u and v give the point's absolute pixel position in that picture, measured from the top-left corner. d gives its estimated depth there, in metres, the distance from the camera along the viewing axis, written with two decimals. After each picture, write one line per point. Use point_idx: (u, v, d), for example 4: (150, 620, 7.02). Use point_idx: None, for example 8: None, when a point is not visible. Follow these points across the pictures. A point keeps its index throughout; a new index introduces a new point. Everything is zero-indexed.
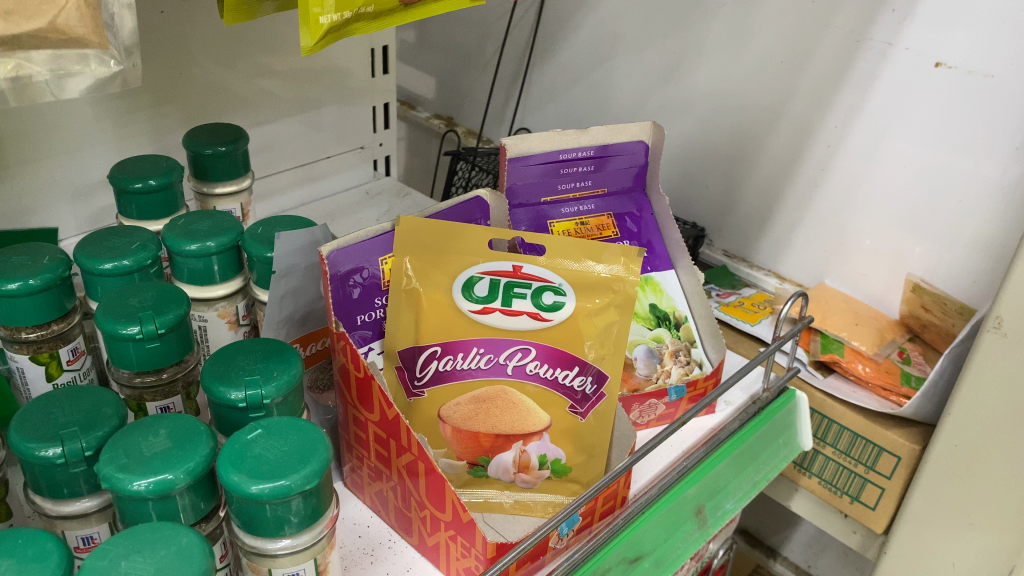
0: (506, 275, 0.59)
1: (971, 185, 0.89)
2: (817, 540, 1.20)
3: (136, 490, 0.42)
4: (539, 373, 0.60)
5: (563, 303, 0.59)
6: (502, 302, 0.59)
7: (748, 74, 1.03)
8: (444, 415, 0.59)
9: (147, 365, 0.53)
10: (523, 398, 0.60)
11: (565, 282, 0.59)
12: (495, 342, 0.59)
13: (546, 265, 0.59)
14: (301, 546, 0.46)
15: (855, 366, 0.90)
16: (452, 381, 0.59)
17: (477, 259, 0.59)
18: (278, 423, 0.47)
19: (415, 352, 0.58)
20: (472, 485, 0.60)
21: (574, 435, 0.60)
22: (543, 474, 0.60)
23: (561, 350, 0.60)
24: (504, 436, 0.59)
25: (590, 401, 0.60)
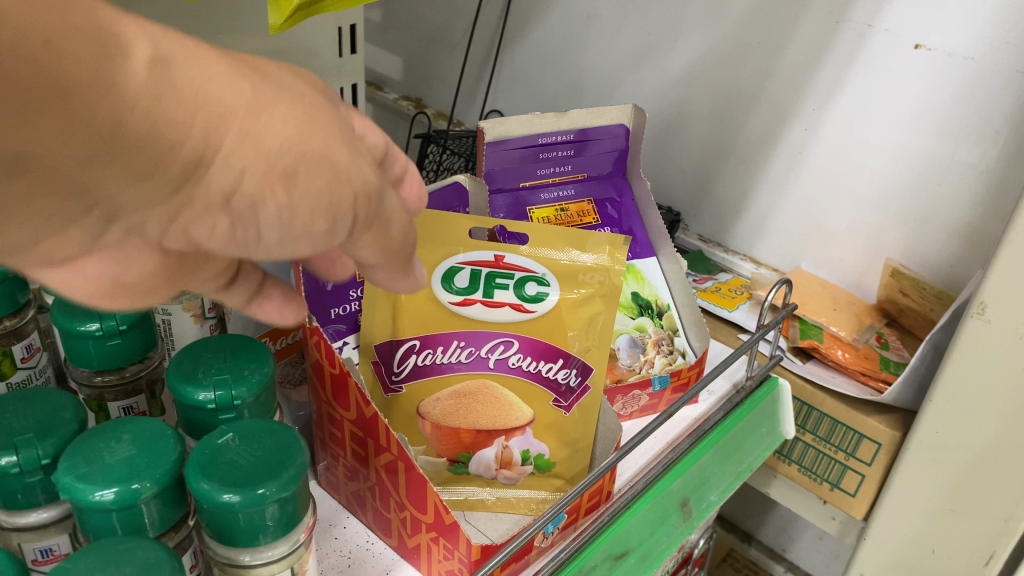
0: (487, 265, 0.57)
1: (949, 170, 0.89)
2: (790, 524, 1.20)
3: (98, 501, 0.40)
4: (522, 366, 0.58)
5: (546, 294, 0.58)
6: (483, 293, 0.57)
7: (726, 56, 1.01)
8: (423, 411, 0.56)
9: (109, 363, 0.52)
10: (506, 392, 0.58)
11: (548, 272, 0.58)
12: (476, 334, 0.57)
13: (528, 255, 0.58)
14: (276, 557, 0.43)
15: (834, 352, 0.88)
16: (431, 376, 0.57)
17: (456, 249, 0.57)
18: (251, 426, 0.45)
19: (393, 346, 0.56)
20: (452, 483, 0.58)
21: (558, 430, 0.58)
22: (526, 470, 0.58)
23: (545, 342, 0.58)
24: (485, 431, 0.57)
25: (575, 394, 0.58)
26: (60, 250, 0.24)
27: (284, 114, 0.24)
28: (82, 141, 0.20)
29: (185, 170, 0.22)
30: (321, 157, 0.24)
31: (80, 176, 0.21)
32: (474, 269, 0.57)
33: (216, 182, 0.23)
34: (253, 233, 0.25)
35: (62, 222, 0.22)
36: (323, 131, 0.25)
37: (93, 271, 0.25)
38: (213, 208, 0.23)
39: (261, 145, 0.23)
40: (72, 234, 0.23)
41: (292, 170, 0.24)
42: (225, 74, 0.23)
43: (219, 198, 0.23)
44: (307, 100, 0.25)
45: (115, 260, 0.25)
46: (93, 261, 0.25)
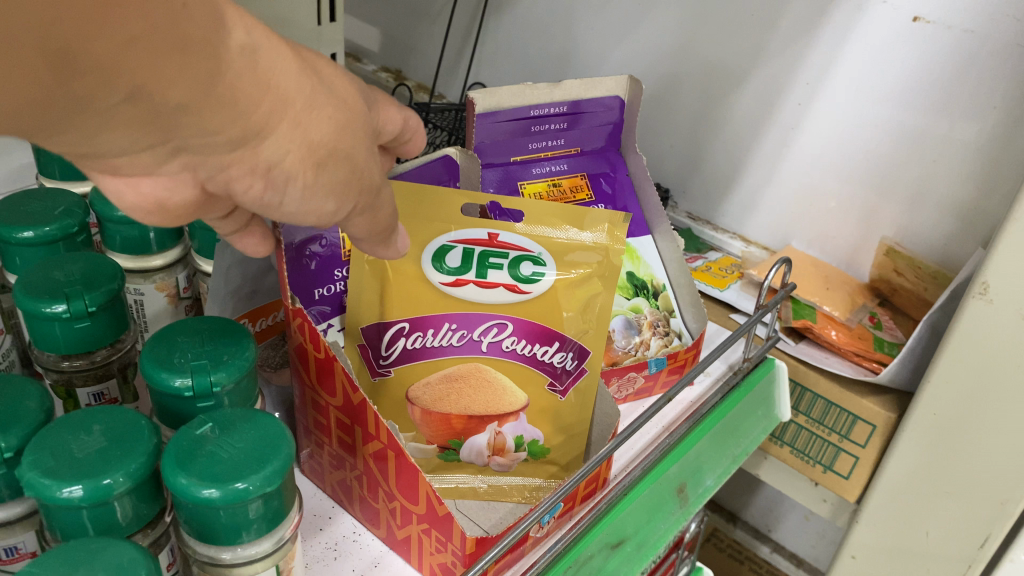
0: (481, 244, 0.54)
1: (946, 147, 0.87)
2: (778, 505, 1.20)
3: (66, 498, 0.37)
4: (517, 350, 0.55)
5: (543, 274, 0.55)
6: (476, 273, 0.54)
7: (716, 29, 0.98)
8: (412, 396, 0.54)
9: (77, 347, 0.49)
10: (499, 376, 0.55)
11: (544, 251, 0.55)
12: (468, 316, 0.54)
13: (523, 234, 0.55)
14: (259, 555, 0.41)
15: (828, 332, 0.87)
16: (421, 360, 0.54)
17: (448, 227, 0.54)
18: (231, 415, 0.42)
19: (381, 328, 0.53)
20: (441, 471, 0.55)
21: (554, 415, 0.56)
22: (519, 456, 0.56)
23: (541, 324, 0.55)
24: (477, 417, 0.54)
25: (571, 377, 0.56)
26: (126, 165, 0.28)
27: (330, 114, 0.30)
28: (185, 86, 0.25)
29: (246, 132, 0.28)
30: (347, 155, 0.31)
31: (169, 116, 0.26)
32: (467, 248, 0.54)
33: (266, 151, 0.29)
34: (277, 199, 0.30)
35: (138, 145, 0.27)
36: (355, 132, 0.31)
37: (148, 190, 0.29)
38: (255, 171, 0.29)
39: (307, 134, 0.29)
40: (142, 156, 0.27)
41: (324, 158, 0.30)
42: (296, 68, 0.29)
43: (263, 165, 0.29)
44: (351, 108, 0.32)
45: (164, 185, 0.29)
46: (148, 182, 0.29)
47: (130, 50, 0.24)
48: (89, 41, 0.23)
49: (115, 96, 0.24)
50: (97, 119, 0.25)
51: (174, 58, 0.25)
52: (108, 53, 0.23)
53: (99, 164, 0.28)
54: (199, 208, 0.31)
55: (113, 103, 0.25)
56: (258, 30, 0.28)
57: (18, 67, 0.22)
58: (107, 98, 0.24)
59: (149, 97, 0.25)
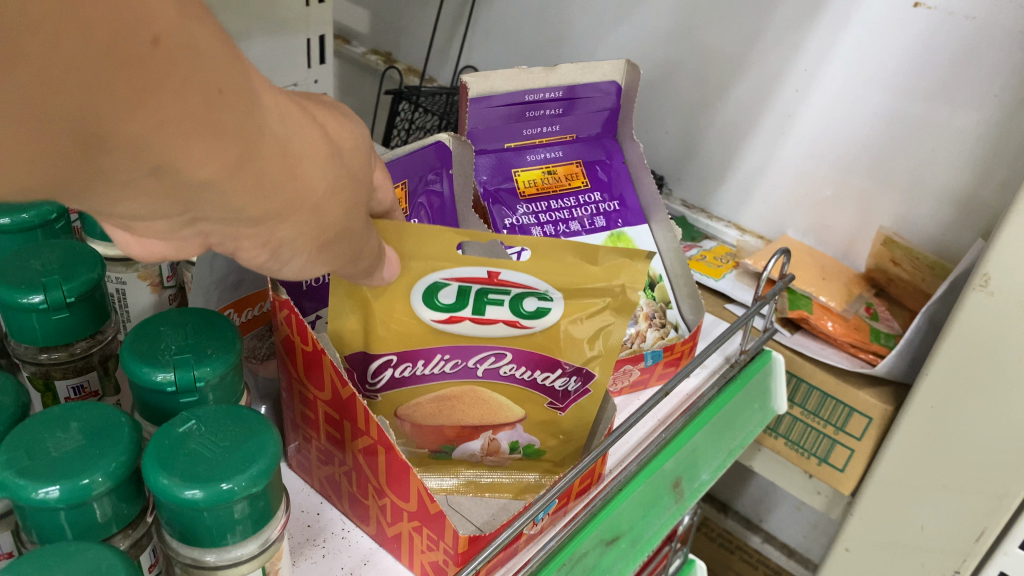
0: (479, 282, 0.48)
1: (945, 136, 0.85)
2: (769, 494, 1.20)
3: (42, 499, 0.35)
4: (515, 374, 0.52)
5: (547, 308, 0.50)
6: (473, 309, 0.49)
7: (713, 16, 0.97)
8: (402, 413, 0.53)
9: (55, 339, 0.47)
10: (495, 396, 0.53)
11: (551, 288, 0.49)
12: (461, 348, 0.51)
13: (528, 273, 0.48)
14: (245, 557, 0.39)
15: (824, 323, 0.85)
16: (412, 386, 0.52)
17: (443, 266, 0.47)
18: (214, 413, 0.40)
19: (367, 358, 0.51)
20: (435, 468, 0.56)
21: (551, 425, 0.54)
22: (514, 456, 0.55)
23: (542, 353, 0.52)
24: (470, 428, 0.53)
25: (572, 398, 0.53)
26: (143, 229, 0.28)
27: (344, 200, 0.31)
28: (214, 166, 0.25)
29: (266, 214, 0.28)
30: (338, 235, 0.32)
31: (193, 192, 0.26)
32: (462, 284, 0.49)
33: (282, 233, 0.29)
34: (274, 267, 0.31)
35: (157, 214, 0.27)
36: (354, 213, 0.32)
37: (155, 248, 0.29)
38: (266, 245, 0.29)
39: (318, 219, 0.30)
40: (158, 224, 0.27)
41: (330, 239, 0.31)
42: (323, 159, 0.29)
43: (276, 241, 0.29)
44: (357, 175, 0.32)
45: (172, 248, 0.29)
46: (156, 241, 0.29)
47: (164, 131, 0.24)
48: (121, 125, 0.23)
49: (138, 171, 0.24)
50: (115, 188, 0.25)
51: (206, 140, 0.25)
52: (139, 133, 0.23)
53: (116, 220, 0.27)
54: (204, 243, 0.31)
55: (135, 176, 0.25)
56: (289, 114, 0.28)
57: (43, 141, 0.22)
58: (131, 172, 0.24)
59: (175, 175, 0.25)
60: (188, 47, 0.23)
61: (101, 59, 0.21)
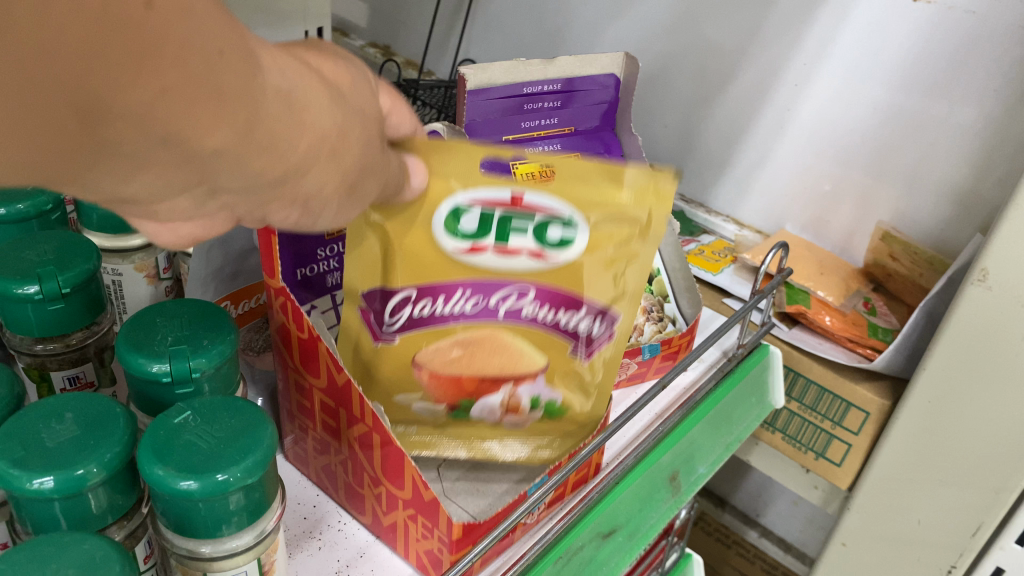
0: (502, 206, 0.43)
1: (944, 131, 0.85)
2: (766, 489, 1.21)
3: (37, 490, 0.35)
4: (539, 316, 0.48)
5: (573, 239, 0.45)
6: (495, 238, 0.44)
7: (713, 9, 0.96)
8: (418, 360, 0.48)
9: (51, 330, 0.47)
10: (517, 341, 0.48)
11: (579, 213, 0.44)
12: (484, 284, 0.46)
13: (555, 195, 0.43)
14: (240, 548, 0.39)
15: (821, 317, 0.85)
16: (429, 327, 0.47)
17: (462, 186, 0.42)
18: (209, 404, 0.40)
19: (383, 293, 0.46)
20: (449, 425, 0.51)
21: (574, 374, 0.50)
22: (535, 415, 0.51)
23: (566, 289, 0.47)
24: (490, 380, 0.49)
25: (597, 343, 0.49)
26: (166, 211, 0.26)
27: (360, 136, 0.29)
28: (223, 131, 0.23)
29: (285, 172, 0.26)
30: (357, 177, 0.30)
31: (205, 161, 0.24)
32: (484, 208, 0.43)
33: (305, 186, 0.27)
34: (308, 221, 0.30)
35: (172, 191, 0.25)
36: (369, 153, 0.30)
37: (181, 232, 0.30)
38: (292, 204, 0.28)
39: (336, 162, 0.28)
40: (177, 202, 0.26)
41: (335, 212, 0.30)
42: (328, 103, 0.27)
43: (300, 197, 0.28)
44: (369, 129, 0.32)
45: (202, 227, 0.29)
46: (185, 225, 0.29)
47: (166, 100, 0.22)
48: (122, 93, 0.21)
49: (146, 143, 0.22)
50: (126, 163, 0.23)
51: (210, 104, 0.23)
52: (140, 102, 0.21)
53: (139, 209, 0.26)
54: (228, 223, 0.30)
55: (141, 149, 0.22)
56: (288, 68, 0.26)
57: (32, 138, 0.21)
58: (136, 144, 0.22)
59: (185, 143, 0.23)
60: (184, 9, 0.22)
61: (98, 24, 0.20)
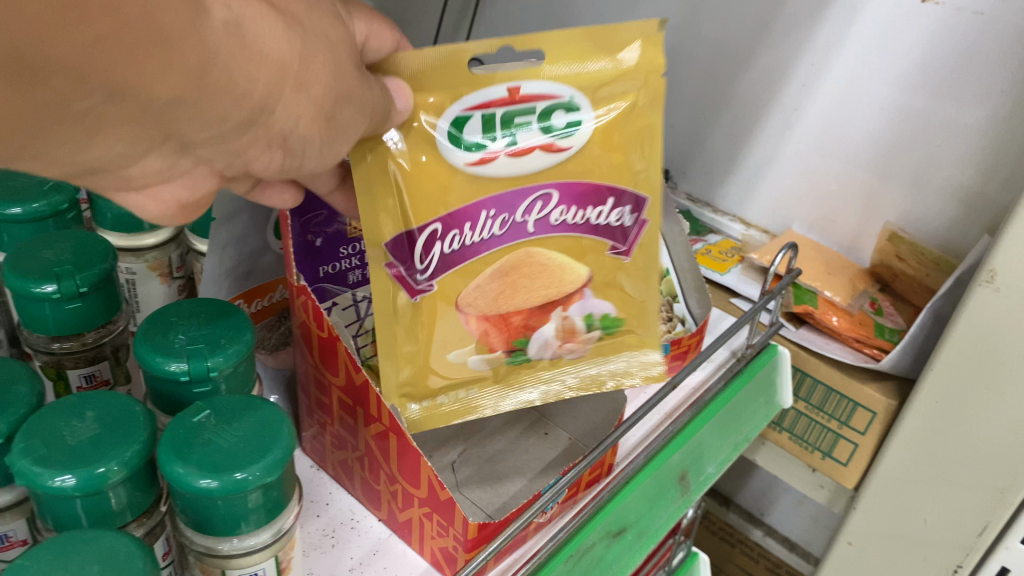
0: (502, 103, 0.47)
1: (951, 132, 0.86)
2: (770, 488, 1.21)
3: (59, 487, 0.36)
4: (567, 220, 0.50)
5: (579, 121, 0.48)
6: (505, 140, 0.47)
7: (719, 10, 0.97)
8: (463, 304, 0.50)
9: (67, 328, 0.48)
10: (551, 254, 0.51)
11: (576, 94, 0.48)
12: (507, 198, 0.48)
13: (547, 78, 0.47)
14: (258, 546, 0.39)
15: (829, 318, 0.86)
16: (462, 261, 0.48)
17: (462, 92, 0.46)
18: (229, 402, 0.41)
19: (408, 240, 0.47)
20: (513, 375, 0.53)
21: (612, 279, 0.53)
22: (592, 337, 0.54)
23: (587, 184, 0.50)
24: (540, 307, 0.52)
25: (631, 233, 0.53)
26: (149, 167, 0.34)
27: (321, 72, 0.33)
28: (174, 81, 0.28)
29: (250, 116, 0.32)
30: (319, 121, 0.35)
31: (162, 108, 0.29)
32: (485, 111, 0.47)
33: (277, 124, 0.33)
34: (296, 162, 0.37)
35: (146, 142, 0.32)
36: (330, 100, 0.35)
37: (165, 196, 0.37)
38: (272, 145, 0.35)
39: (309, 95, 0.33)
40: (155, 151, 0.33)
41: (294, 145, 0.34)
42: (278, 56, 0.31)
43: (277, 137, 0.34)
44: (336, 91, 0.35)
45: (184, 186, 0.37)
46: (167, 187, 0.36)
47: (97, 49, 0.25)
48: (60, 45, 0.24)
49: (97, 96, 0.27)
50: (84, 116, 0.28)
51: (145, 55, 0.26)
52: (78, 53, 0.25)
53: (124, 166, 0.33)
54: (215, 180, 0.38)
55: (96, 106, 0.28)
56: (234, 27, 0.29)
57: None
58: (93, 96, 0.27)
59: (134, 96, 0.28)
60: None
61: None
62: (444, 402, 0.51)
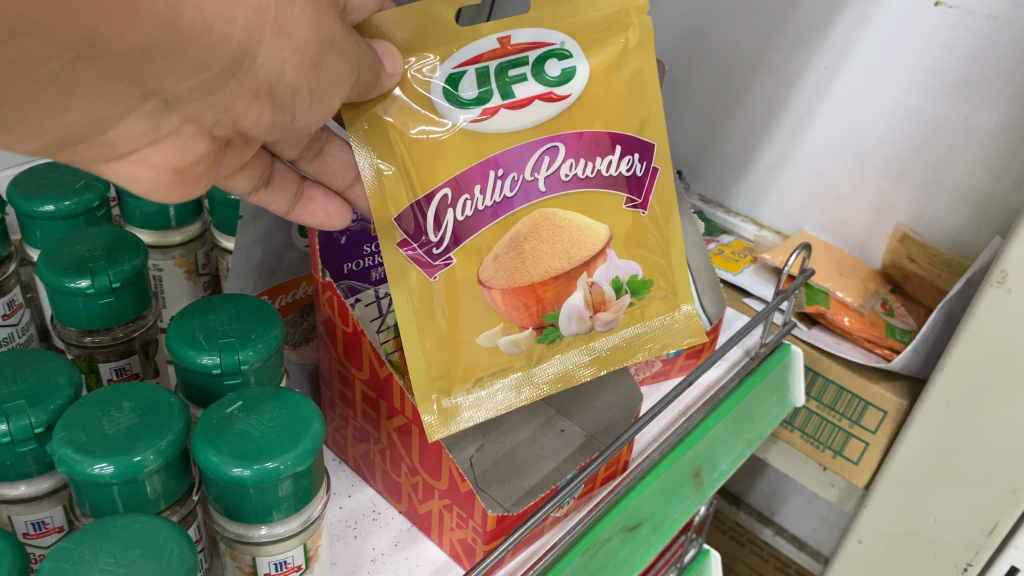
0: (495, 55, 0.46)
1: (963, 134, 0.86)
2: (781, 489, 1.22)
3: (97, 475, 0.37)
4: (576, 172, 0.50)
5: (573, 67, 0.48)
6: (502, 94, 0.47)
7: (732, 13, 0.98)
8: (485, 280, 0.49)
9: (99, 322, 0.49)
10: (570, 215, 0.51)
11: (567, 40, 0.48)
12: (513, 156, 0.48)
13: (537, 27, 0.47)
14: (288, 533, 0.41)
15: (841, 318, 0.87)
16: (478, 226, 0.48)
17: (452, 50, 0.46)
18: (259, 394, 0.42)
19: (418, 213, 0.47)
20: (546, 353, 0.53)
21: (631, 233, 0.54)
22: (623, 303, 0.55)
23: (591, 134, 0.50)
24: (562, 273, 0.52)
25: (643, 186, 0.54)
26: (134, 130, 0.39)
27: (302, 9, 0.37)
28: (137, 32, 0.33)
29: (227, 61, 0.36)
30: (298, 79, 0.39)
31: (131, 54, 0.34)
32: (479, 66, 0.46)
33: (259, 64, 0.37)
34: (287, 118, 0.42)
35: (129, 101, 0.37)
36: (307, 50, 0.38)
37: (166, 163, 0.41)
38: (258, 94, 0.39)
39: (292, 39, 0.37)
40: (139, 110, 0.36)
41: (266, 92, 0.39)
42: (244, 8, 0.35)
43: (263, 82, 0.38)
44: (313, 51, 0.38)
45: (176, 149, 0.41)
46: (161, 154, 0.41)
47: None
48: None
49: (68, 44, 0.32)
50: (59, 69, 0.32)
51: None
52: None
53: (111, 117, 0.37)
54: (205, 142, 0.42)
55: (69, 61, 0.33)
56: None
57: None
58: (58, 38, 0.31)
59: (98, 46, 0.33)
60: None
61: None
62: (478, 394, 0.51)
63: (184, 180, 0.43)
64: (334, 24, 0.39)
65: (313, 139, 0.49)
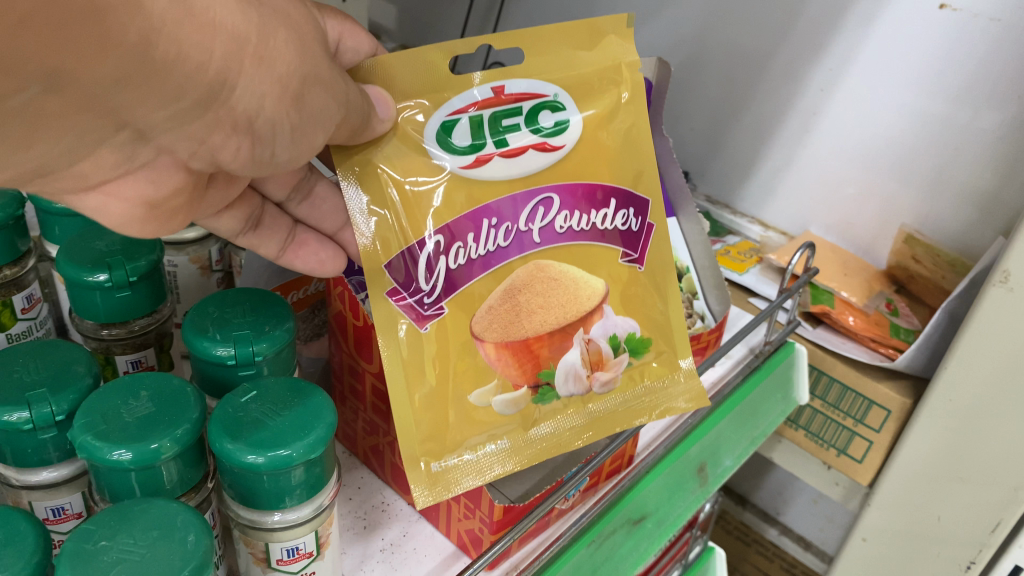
0: (490, 105, 0.48)
1: (968, 136, 0.87)
2: (787, 488, 1.22)
3: (116, 461, 0.38)
4: (569, 224, 0.52)
5: (566, 120, 0.51)
6: (496, 143, 0.48)
7: (739, 16, 0.98)
8: (478, 335, 0.49)
9: (116, 315, 0.50)
10: (565, 270, 0.52)
11: (560, 92, 0.50)
12: (508, 206, 0.49)
13: (532, 77, 0.49)
14: (300, 519, 0.42)
15: (845, 317, 0.87)
16: (468, 278, 0.48)
17: (446, 97, 0.48)
18: (275, 386, 0.43)
19: (409, 263, 0.47)
20: (540, 418, 0.52)
21: (627, 291, 0.55)
22: (621, 364, 0.55)
23: (581, 185, 0.52)
24: (558, 328, 0.52)
25: (640, 242, 0.55)
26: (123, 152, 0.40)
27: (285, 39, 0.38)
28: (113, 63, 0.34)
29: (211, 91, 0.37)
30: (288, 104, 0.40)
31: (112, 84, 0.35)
32: (473, 114, 0.48)
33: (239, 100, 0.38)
34: (266, 152, 0.43)
35: (102, 130, 0.38)
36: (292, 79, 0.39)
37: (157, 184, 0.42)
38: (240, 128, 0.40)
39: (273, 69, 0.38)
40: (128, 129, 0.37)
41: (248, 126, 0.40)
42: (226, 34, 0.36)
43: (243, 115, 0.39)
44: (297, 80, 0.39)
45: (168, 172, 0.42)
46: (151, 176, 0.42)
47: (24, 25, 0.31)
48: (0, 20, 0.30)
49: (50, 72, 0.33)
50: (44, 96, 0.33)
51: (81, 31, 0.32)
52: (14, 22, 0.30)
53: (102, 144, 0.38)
54: (180, 176, 0.43)
55: (38, 94, 0.34)
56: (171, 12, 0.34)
57: None
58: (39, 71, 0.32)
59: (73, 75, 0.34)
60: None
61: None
62: (468, 460, 0.49)
63: (156, 215, 0.44)
64: (320, 61, 0.41)
65: (302, 182, 0.52)
